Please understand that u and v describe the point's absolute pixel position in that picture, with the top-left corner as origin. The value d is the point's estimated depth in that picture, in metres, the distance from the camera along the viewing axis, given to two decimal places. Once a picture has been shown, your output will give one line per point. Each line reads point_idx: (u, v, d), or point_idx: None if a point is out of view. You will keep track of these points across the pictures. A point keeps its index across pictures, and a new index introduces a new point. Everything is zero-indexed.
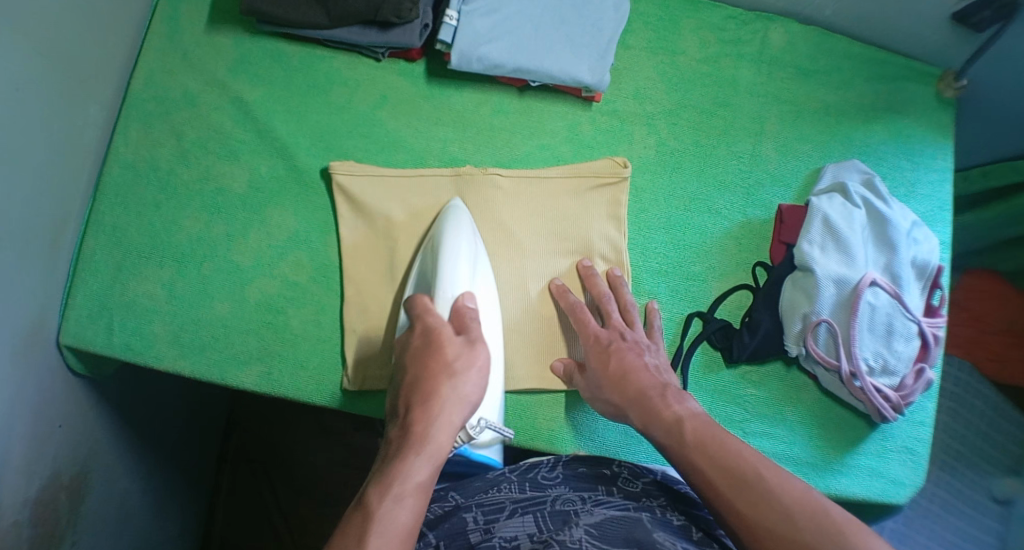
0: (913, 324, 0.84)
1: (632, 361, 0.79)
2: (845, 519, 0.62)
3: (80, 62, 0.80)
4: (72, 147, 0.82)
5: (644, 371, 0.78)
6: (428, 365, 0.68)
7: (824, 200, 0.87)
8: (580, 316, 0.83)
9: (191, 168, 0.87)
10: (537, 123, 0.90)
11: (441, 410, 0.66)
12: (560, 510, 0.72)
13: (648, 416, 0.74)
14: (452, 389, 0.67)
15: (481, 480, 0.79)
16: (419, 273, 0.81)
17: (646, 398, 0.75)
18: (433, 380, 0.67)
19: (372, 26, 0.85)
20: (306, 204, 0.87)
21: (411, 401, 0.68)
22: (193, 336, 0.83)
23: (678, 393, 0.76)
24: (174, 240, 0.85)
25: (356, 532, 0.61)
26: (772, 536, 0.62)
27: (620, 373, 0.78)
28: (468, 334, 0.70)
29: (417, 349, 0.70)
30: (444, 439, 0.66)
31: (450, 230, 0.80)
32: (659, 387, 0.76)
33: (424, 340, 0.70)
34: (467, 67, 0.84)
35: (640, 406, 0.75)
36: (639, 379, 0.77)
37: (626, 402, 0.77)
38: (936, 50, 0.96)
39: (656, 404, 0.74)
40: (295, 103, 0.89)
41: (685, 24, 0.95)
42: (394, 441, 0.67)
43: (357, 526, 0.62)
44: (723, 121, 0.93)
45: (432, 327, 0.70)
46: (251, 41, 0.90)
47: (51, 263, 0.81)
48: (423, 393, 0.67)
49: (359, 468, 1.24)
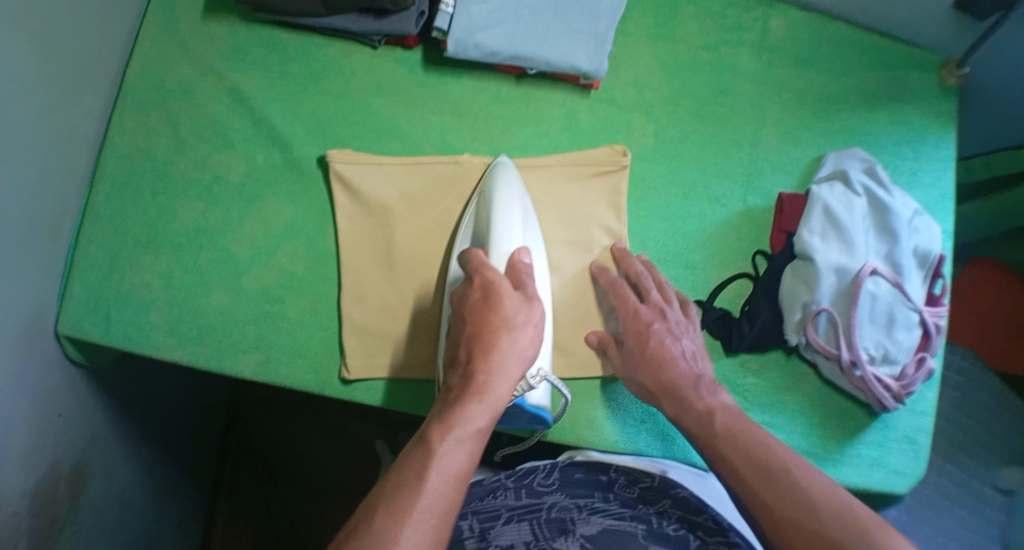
0: (914, 313, 0.83)
1: (669, 345, 0.78)
2: (866, 515, 0.61)
3: (76, 51, 0.80)
4: (69, 136, 0.82)
5: (679, 359, 0.77)
6: (485, 320, 0.68)
7: (824, 189, 0.86)
8: (620, 293, 0.83)
9: (188, 158, 0.87)
10: (535, 111, 0.90)
11: (501, 361, 0.66)
12: (556, 517, 0.72)
13: (680, 407, 0.75)
14: (508, 343, 0.67)
15: (478, 488, 0.81)
16: (471, 227, 0.80)
17: (680, 389, 0.75)
18: (493, 333, 0.67)
19: (368, 14, 0.84)
20: (303, 193, 0.86)
21: (471, 353, 0.67)
22: (191, 326, 0.83)
23: (711, 385, 0.76)
24: (171, 230, 0.85)
25: (412, 471, 0.60)
26: (795, 526, 0.62)
27: (654, 360, 0.78)
28: (525, 290, 0.70)
29: (473, 303, 0.70)
30: (501, 390, 0.65)
31: (501, 192, 0.78)
32: (693, 378, 0.76)
33: (479, 295, 0.70)
34: (464, 55, 0.83)
35: (671, 395, 0.76)
36: (673, 367, 0.77)
37: (658, 389, 0.77)
38: (939, 36, 0.95)
39: (688, 395, 0.75)
40: (292, 92, 0.88)
41: (684, 11, 0.94)
42: (452, 391, 0.66)
43: (410, 466, 0.61)
44: (723, 109, 0.92)
45: (489, 281, 0.69)
46: (247, 30, 0.89)
47: (48, 253, 0.81)
48: (481, 343, 0.67)
49: (360, 459, 1.24)
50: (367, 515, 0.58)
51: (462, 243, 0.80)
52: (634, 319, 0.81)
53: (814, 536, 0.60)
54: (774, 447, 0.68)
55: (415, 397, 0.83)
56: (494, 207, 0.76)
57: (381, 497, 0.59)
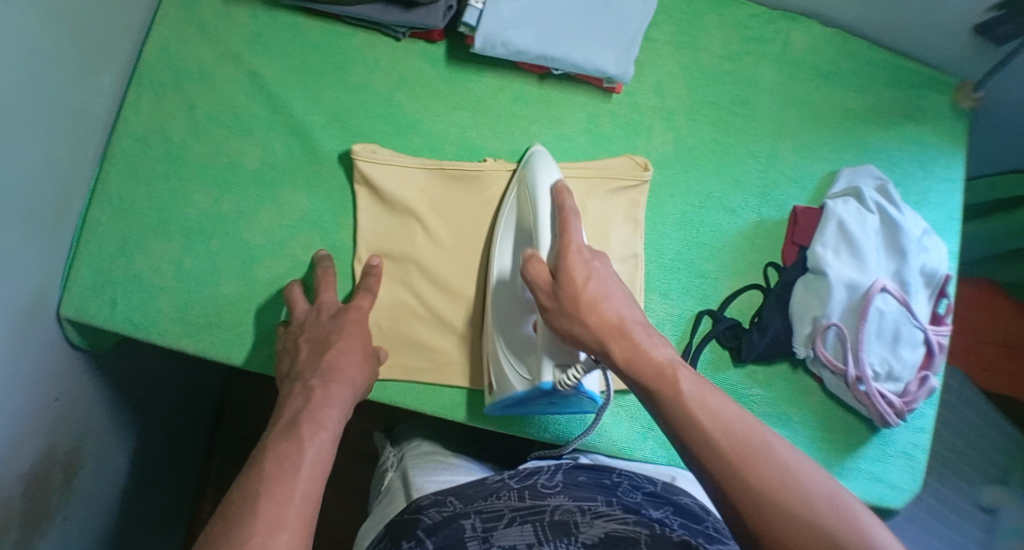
0: (920, 332, 0.83)
1: (610, 288, 0.68)
2: (854, 505, 0.55)
3: (93, 26, 0.78)
4: (81, 114, 0.80)
5: (602, 302, 0.67)
6: (360, 327, 0.79)
7: (839, 204, 0.87)
8: (561, 220, 0.71)
9: (203, 142, 0.85)
10: (556, 112, 0.89)
11: (307, 392, 0.72)
12: (559, 520, 0.69)
13: (630, 352, 0.64)
14: (349, 356, 0.76)
15: (481, 488, 0.78)
16: (512, 218, 0.81)
17: (620, 330, 0.65)
18: (333, 337, 0.77)
19: (396, 5, 0.83)
20: (320, 183, 0.85)
21: (312, 360, 0.75)
22: (200, 313, 0.82)
23: (657, 335, 0.67)
24: (183, 214, 0.84)
25: (297, 434, 0.67)
26: (773, 506, 0.55)
27: (579, 312, 0.66)
28: (320, 302, 0.79)
29: (298, 332, 0.78)
30: (353, 387, 0.74)
31: (571, 206, 0.72)
32: (615, 322, 0.66)
33: (371, 350, 0.79)
34: (491, 51, 0.83)
35: (622, 340, 0.65)
36: (599, 314, 0.66)
37: (602, 333, 0.65)
38: (957, 58, 0.96)
39: (640, 340, 0.65)
40: (312, 80, 0.87)
41: (708, 19, 0.94)
42: (293, 386, 0.73)
43: (294, 428, 0.67)
44: (742, 120, 0.92)
45: (301, 316, 0.79)
46: (269, 14, 0.88)
47: (55, 231, 0.79)
48: (325, 343, 0.76)
49: (353, 450, 1.23)
50: (261, 471, 0.63)
51: (508, 238, 0.80)
52: (563, 256, 0.68)
53: (800, 522, 0.54)
54: (723, 408, 0.60)
55: (424, 398, 0.83)
56: (542, 217, 0.74)
57: (263, 454, 0.65)
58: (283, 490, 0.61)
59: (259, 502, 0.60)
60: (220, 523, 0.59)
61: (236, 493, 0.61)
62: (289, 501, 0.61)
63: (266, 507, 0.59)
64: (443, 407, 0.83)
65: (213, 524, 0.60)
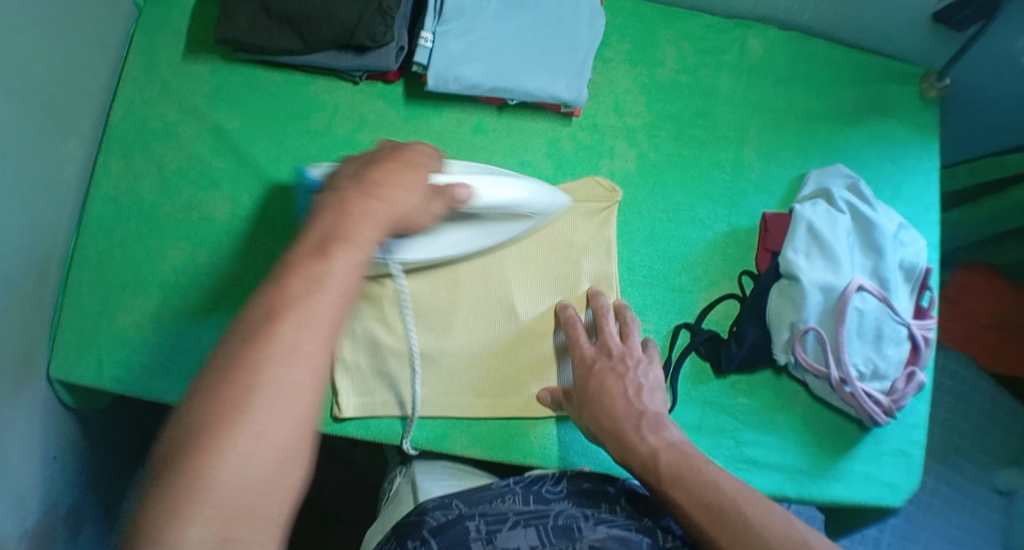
0: (902, 327, 0.83)
1: (611, 385, 0.78)
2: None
3: (56, 97, 0.80)
4: (50, 184, 0.82)
5: (610, 382, 0.78)
6: (372, 207, 0.63)
7: (807, 207, 0.87)
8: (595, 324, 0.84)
9: (174, 199, 0.87)
10: (517, 140, 0.90)
11: (292, 276, 0.55)
12: (563, 525, 0.72)
13: (623, 450, 0.74)
14: (349, 251, 0.58)
15: (485, 490, 0.77)
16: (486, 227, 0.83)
17: (618, 431, 0.75)
18: (377, 178, 0.65)
19: (348, 50, 0.85)
20: (290, 230, 0.87)
21: (318, 227, 0.60)
22: (181, 367, 0.83)
23: (653, 422, 0.75)
24: (158, 270, 0.85)
25: (293, 326, 0.52)
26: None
27: (593, 409, 0.78)
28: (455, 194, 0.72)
29: (346, 189, 0.64)
30: (345, 285, 0.56)
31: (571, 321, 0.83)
32: (651, 445, 0.73)
33: (410, 226, 0.67)
34: (445, 88, 0.84)
35: (614, 440, 0.75)
36: (607, 409, 0.77)
37: (608, 427, 0.76)
38: (918, 50, 0.96)
39: (630, 438, 0.74)
40: (274, 130, 0.89)
41: (662, 34, 0.95)
42: (334, 194, 0.64)
43: (290, 311, 0.53)
44: (703, 131, 0.93)
45: (375, 154, 0.70)
46: (228, 69, 0.90)
47: (36, 298, 0.81)
48: (350, 218, 0.60)
49: (359, 485, 1.20)
50: (249, 351, 0.51)
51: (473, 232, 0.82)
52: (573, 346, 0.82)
53: None
54: (742, 496, 0.67)
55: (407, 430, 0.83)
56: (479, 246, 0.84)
57: (201, 393, 0.50)
58: (290, 379, 0.51)
59: (230, 398, 0.49)
60: (194, 411, 0.49)
61: (232, 378, 0.50)
62: (222, 476, 0.47)
63: (264, 410, 0.49)
64: (426, 440, 0.83)
65: (167, 441, 0.49)
